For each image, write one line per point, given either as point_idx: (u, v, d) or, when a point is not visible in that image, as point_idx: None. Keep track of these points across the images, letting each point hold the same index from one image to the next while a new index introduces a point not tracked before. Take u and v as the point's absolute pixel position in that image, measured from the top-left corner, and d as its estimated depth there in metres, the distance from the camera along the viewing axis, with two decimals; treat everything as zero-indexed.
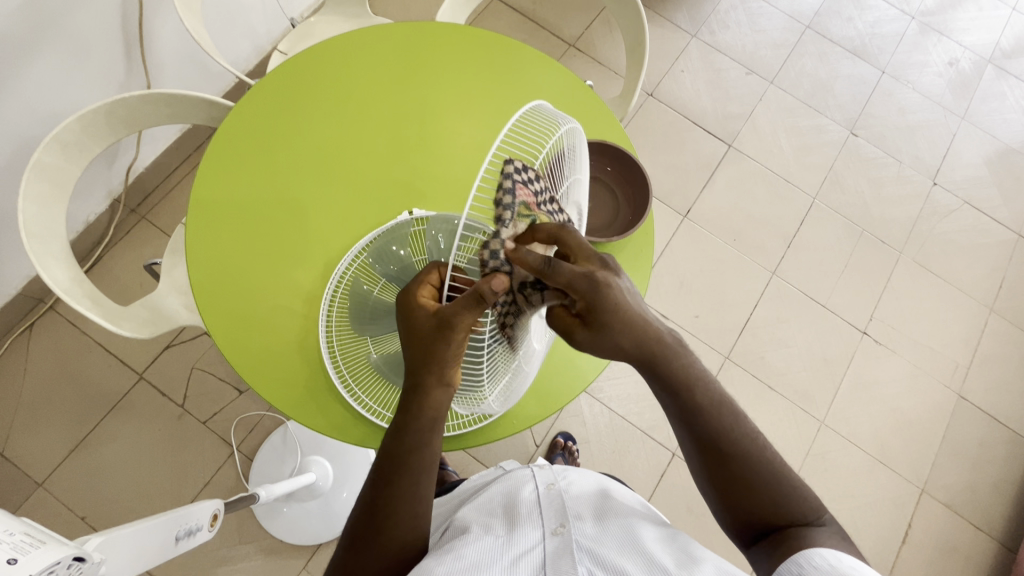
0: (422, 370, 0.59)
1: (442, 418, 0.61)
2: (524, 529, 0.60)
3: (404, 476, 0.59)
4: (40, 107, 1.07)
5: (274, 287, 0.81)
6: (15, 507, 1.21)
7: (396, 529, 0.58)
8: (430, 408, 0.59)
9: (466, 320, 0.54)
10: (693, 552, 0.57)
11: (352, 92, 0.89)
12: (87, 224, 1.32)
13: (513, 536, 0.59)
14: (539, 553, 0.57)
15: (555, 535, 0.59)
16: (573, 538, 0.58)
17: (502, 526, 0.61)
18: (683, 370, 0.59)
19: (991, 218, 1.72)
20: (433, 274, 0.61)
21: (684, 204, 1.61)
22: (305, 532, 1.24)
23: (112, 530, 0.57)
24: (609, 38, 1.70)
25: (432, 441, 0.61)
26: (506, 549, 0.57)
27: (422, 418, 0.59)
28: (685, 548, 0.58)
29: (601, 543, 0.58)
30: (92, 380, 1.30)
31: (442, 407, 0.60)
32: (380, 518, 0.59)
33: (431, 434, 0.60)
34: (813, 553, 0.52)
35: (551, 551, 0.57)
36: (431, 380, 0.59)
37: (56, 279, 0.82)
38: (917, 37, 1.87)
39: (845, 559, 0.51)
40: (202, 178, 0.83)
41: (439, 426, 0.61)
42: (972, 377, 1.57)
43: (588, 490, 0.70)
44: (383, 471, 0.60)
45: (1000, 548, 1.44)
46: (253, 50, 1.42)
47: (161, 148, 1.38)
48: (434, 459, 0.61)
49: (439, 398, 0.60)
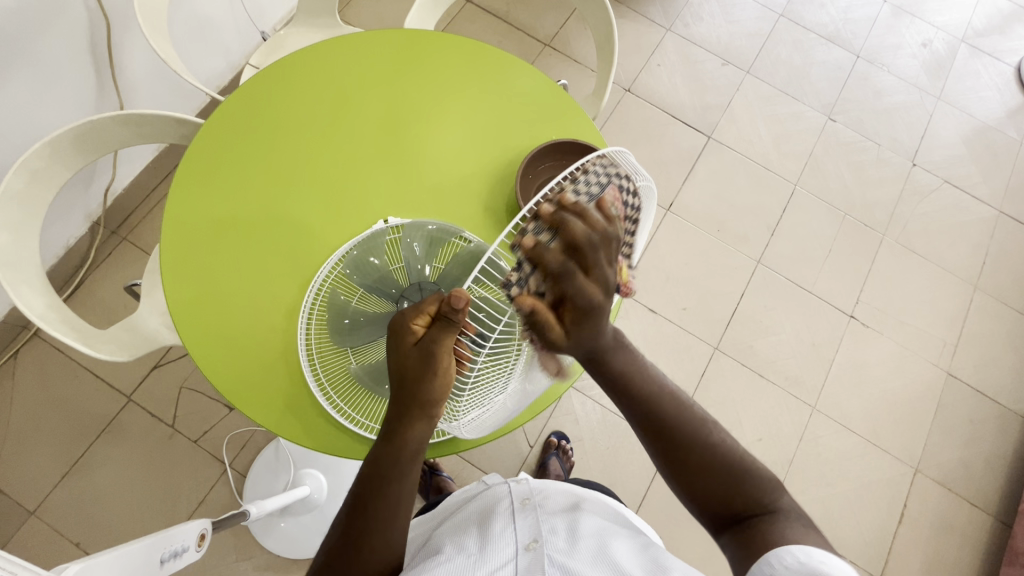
0: (405, 404, 0.61)
1: (422, 452, 0.62)
2: (497, 544, 0.60)
3: (381, 502, 0.60)
4: (12, 133, 1.06)
5: (254, 303, 0.81)
6: (7, 537, 1.20)
7: (372, 554, 0.59)
8: (410, 440, 0.61)
9: (446, 344, 0.57)
10: (663, 562, 0.58)
11: (323, 106, 0.89)
12: (67, 248, 1.31)
13: (485, 553, 0.59)
14: (511, 568, 0.57)
15: (528, 550, 0.59)
16: (545, 551, 0.58)
17: (475, 543, 0.61)
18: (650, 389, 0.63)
19: (971, 196, 1.73)
20: (431, 305, 0.59)
21: (667, 197, 1.62)
22: (302, 546, 1.24)
23: (91, 557, 0.56)
24: (583, 36, 1.71)
25: (408, 473, 0.61)
26: (478, 565, 0.57)
27: (401, 450, 0.60)
28: (656, 558, 0.59)
29: (574, 557, 0.58)
30: (80, 405, 1.29)
31: (422, 440, 0.61)
32: (355, 540, 0.59)
33: (409, 467, 0.61)
34: (784, 552, 0.54)
35: (523, 566, 0.57)
36: (414, 412, 0.60)
37: (32, 306, 0.81)
38: (890, 20, 1.88)
39: (814, 553, 0.53)
40: (174, 200, 0.83)
41: (422, 455, 0.62)
42: (960, 355, 1.58)
43: (563, 504, 0.70)
44: (361, 499, 0.60)
45: (996, 523, 1.46)
46: (227, 65, 1.42)
47: (139, 168, 1.38)
48: (414, 488, 0.61)
49: (420, 431, 0.61)
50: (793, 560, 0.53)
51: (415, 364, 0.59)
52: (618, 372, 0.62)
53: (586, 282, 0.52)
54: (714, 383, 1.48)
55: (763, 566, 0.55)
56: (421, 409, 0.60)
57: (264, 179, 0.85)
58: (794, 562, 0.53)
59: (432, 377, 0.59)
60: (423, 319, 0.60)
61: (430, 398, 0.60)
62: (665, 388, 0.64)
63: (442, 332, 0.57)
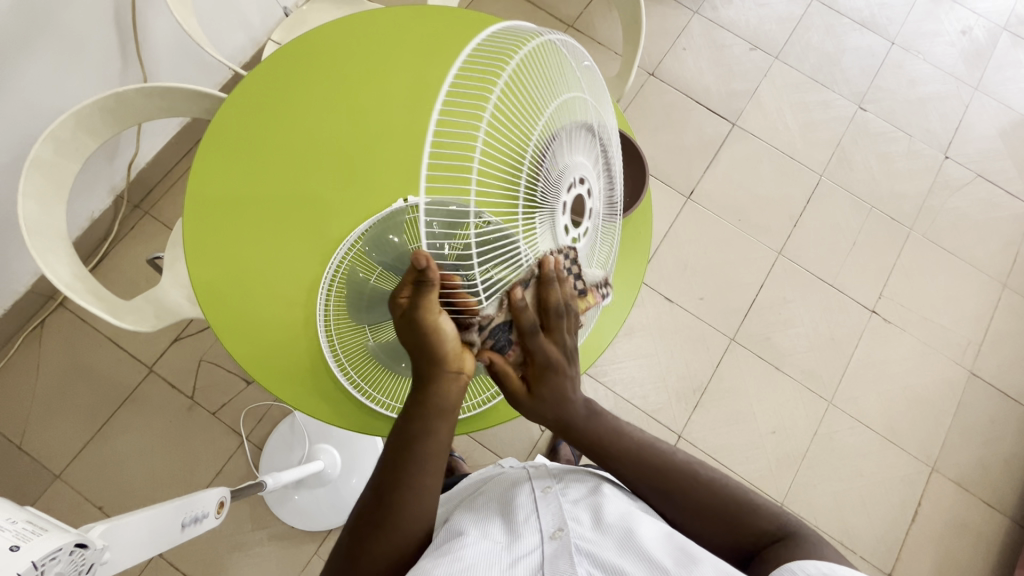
0: (417, 363, 0.61)
1: (447, 406, 0.62)
2: (522, 533, 0.61)
3: (404, 486, 0.60)
4: (39, 104, 1.08)
5: (275, 280, 0.82)
6: (33, 499, 1.24)
7: (401, 528, 0.60)
8: (438, 394, 0.62)
9: (427, 300, 0.57)
10: (690, 550, 0.58)
11: (346, 82, 0.88)
12: (91, 221, 1.33)
13: (510, 541, 0.60)
14: (537, 555, 0.58)
15: (553, 538, 0.60)
16: (571, 540, 0.59)
17: (500, 531, 0.62)
18: (628, 447, 0.69)
19: (1005, 190, 1.68)
20: (409, 274, 0.59)
21: (687, 184, 1.59)
22: (316, 519, 1.26)
23: (117, 517, 0.58)
24: (607, 18, 1.67)
25: (435, 428, 0.62)
26: (504, 553, 0.58)
27: (422, 407, 0.62)
28: (684, 546, 0.59)
29: (600, 546, 0.58)
30: (104, 374, 1.33)
31: (449, 395, 0.62)
32: (378, 521, 0.60)
33: (438, 423, 0.62)
34: (806, 563, 0.54)
35: (549, 553, 0.58)
36: (429, 370, 0.61)
37: (59, 275, 0.83)
38: (929, 5, 1.81)
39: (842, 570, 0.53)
40: (197, 174, 0.83)
41: (458, 406, 0.64)
42: (984, 354, 1.54)
43: (583, 489, 0.70)
44: (386, 482, 0.61)
45: (1013, 525, 1.43)
46: (248, 41, 1.42)
47: (161, 143, 1.39)
48: (442, 447, 0.62)
49: (446, 385, 0.62)
50: (815, 571, 0.53)
51: (407, 330, 0.60)
52: (590, 441, 0.69)
53: (545, 340, 0.63)
54: (729, 375, 1.47)
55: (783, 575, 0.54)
56: (433, 363, 0.61)
57: (286, 155, 0.85)
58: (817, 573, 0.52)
59: (426, 337, 0.59)
60: (407, 289, 0.60)
61: (434, 353, 0.60)
62: (640, 450, 0.69)
63: (421, 299, 0.57)
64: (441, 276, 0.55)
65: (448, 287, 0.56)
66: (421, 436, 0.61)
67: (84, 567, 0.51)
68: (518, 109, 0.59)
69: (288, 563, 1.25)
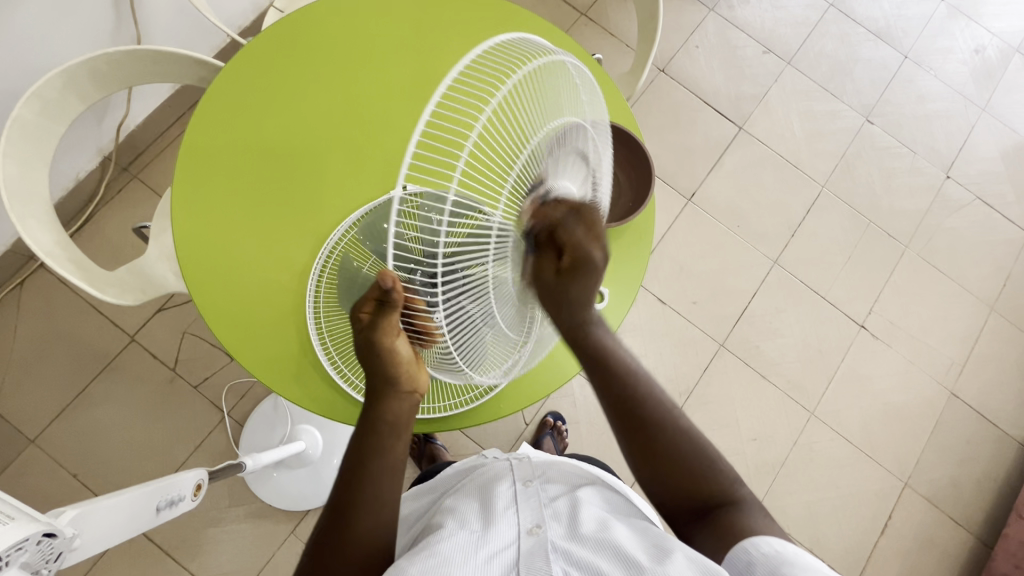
0: (375, 382, 0.61)
1: (402, 426, 0.63)
2: (500, 524, 0.60)
3: (361, 503, 0.58)
4: (25, 58, 1.03)
5: (266, 255, 0.80)
6: (8, 462, 1.23)
7: (358, 532, 0.57)
8: (394, 414, 0.62)
9: (391, 320, 0.58)
10: (664, 543, 0.56)
11: (363, 56, 0.85)
12: (76, 181, 1.29)
13: (487, 533, 0.59)
14: (512, 550, 0.57)
15: (530, 534, 0.59)
16: (548, 537, 0.58)
17: (478, 521, 0.61)
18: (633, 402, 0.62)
19: (1001, 214, 1.68)
20: (372, 291, 0.58)
21: (689, 186, 1.57)
22: (293, 497, 1.26)
23: (88, 501, 0.57)
24: (622, 9, 1.63)
25: (391, 450, 0.61)
26: (481, 546, 0.57)
27: (378, 424, 0.61)
28: (658, 540, 0.57)
29: (576, 541, 0.57)
30: (84, 340, 1.30)
31: (402, 413, 0.62)
32: (338, 541, 0.57)
33: (392, 438, 0.61)
34: (761, 541, 0.54)
35: (526, 550, 0.57)
36: (384, 390, 0.61)
37: (40, 242, 0.80)
38: (944, 20, 1.79)
39: (788, 545, 0.53)
40: (198, 127, 0.80)
41: (411, 421, 0.63)
42: (965, 376, 1.57)
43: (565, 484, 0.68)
44: (339, 503, 0.59)
45: (976, 542, 1.47)
46: (249, 6, 1.37)
47: (153, 106, 1.35)
48: (399, 462, 0.61)
49: (399, 404, 0.62)
50: (768, 548, 0.53)
51: (360, 344, 0.61)
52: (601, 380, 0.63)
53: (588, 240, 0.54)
54: (715, 381, 1.47)
55: (740, 551, 0.54)
56: (386, 382, 0.61)
57: (293, 118, 0.82)
58: (770, 551, 0.53)
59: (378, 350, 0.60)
60: (368, 305, 0.60)
61: (390, 372, 0.61)
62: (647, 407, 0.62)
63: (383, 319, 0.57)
64: (406, 296, 0.53)
65: (411, 307, 0.54)
66: (378, 450, 0.60)
67: (50, 556, 0.51)
68: (505, 129, 0.52)
69: (263, 542, 1.25)
